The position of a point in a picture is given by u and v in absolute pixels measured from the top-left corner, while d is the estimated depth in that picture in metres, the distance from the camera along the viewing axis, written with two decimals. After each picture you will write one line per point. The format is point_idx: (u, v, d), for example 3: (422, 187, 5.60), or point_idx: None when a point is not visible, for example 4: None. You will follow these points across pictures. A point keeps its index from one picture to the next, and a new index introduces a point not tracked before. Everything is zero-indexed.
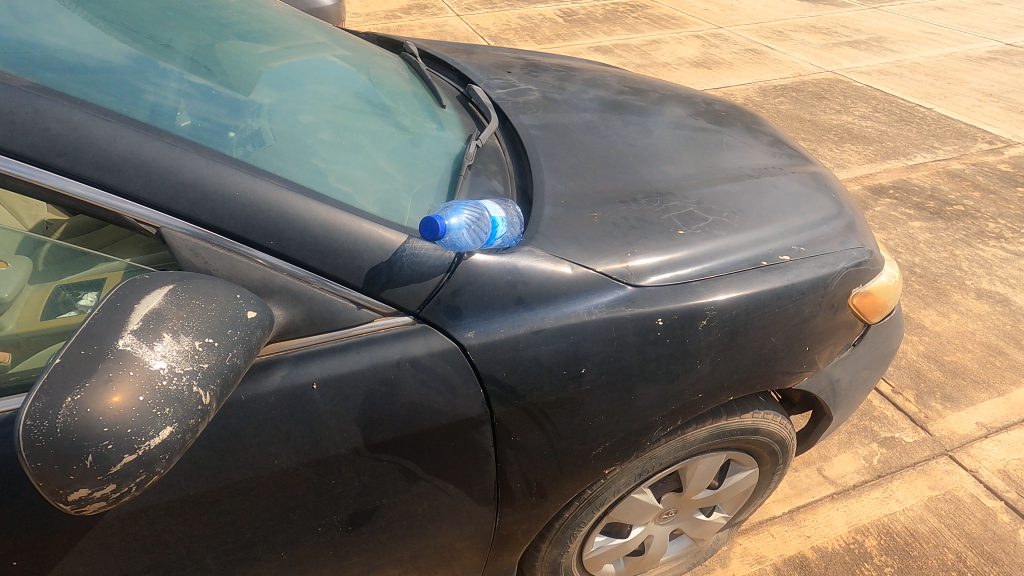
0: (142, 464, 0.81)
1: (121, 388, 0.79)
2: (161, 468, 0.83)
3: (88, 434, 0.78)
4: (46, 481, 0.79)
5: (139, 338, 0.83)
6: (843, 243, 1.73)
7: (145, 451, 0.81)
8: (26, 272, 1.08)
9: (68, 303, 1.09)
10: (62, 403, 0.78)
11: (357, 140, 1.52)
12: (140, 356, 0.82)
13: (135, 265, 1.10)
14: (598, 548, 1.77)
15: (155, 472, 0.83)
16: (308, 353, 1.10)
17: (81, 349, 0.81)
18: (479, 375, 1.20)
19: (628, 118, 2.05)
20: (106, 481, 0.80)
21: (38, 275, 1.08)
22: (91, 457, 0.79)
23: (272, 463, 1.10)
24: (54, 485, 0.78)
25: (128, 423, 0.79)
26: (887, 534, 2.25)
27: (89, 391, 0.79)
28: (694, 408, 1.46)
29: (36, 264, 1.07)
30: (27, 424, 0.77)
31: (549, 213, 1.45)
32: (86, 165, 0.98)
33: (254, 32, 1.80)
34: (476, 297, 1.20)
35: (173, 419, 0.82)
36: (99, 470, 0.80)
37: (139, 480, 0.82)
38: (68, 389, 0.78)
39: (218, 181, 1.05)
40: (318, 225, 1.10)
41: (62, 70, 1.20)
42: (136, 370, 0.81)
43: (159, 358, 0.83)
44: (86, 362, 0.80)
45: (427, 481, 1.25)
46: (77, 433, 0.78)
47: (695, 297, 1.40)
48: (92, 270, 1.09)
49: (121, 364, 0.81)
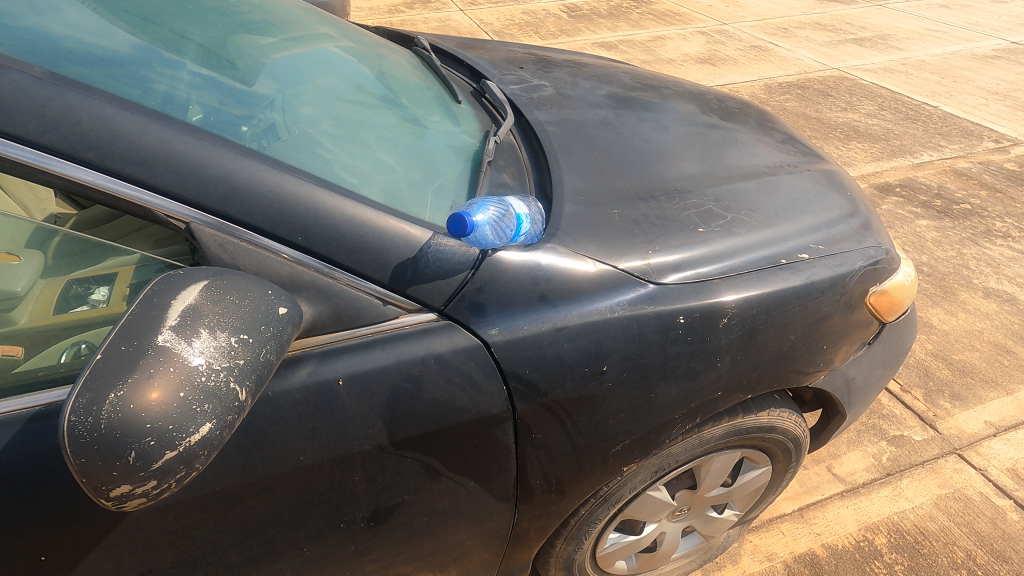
0: (182, 460, 0.81)
1: (162, 384, 0.79)
2: (201, 464, 0.83)
3: (130, 430, 0.78)
4: (89, 477, 0.78)
5: (177, 334, 0.83)
6: (860, 242, 1.72)
7: (185, 447, 0.81)
8: (37, 266, 1.06)
9: (81, 296, 1.08)
10: (105, 399, 0.78)
11: (375, 136, 1.52)
12: (179, 352, 0.82)
13: (148, 256, 1.10)
14: (612, 544, 1.78)
15: (195, 469, 0.83)
16: (334, 350, 1.10)
17: (121, 346, 0.80)
18: (503, 372, 1.20)
19: (642, 114, 2.04)
20: (148, 477, 0.80)
21: (49, 269, 1.06)
22: (134, 453, 0.78)
23: (297, 459, 1.09)
24: (96, 481, 0.78)
25: (170, 419, 0.79)
26: (897, 532, 2.25)
27: (131, 387, 0.78)
28: (713, 406, 1.46)
29: (47, 257, 1.06)
30: (70, 420, 0.77)
31: (569, 210, 1.44)
32: (117, 159, 0.98)
33: (268, 26, 1.80)
34: (500, 294, 1.19)
35: (212, 415, 0.82)
36: (141, 466, 0.79)
37: (178, 476, 0.82)
38: (111, 385, 0.78)
39: (248, 176, 1.05)
40: (345, 221, 1.10)
41: (83, 64, 1.19)
42: (176, 366, 0.81)
43: (197, 354, 0.83)
44: (127, 358, 0.80)
45: (449, 478, 1.25)
46: (120, 429, 0.77)
47: (715, 295, 1.39)
48: (105, 262, 1.08)
49: (161, 360, 0.80)
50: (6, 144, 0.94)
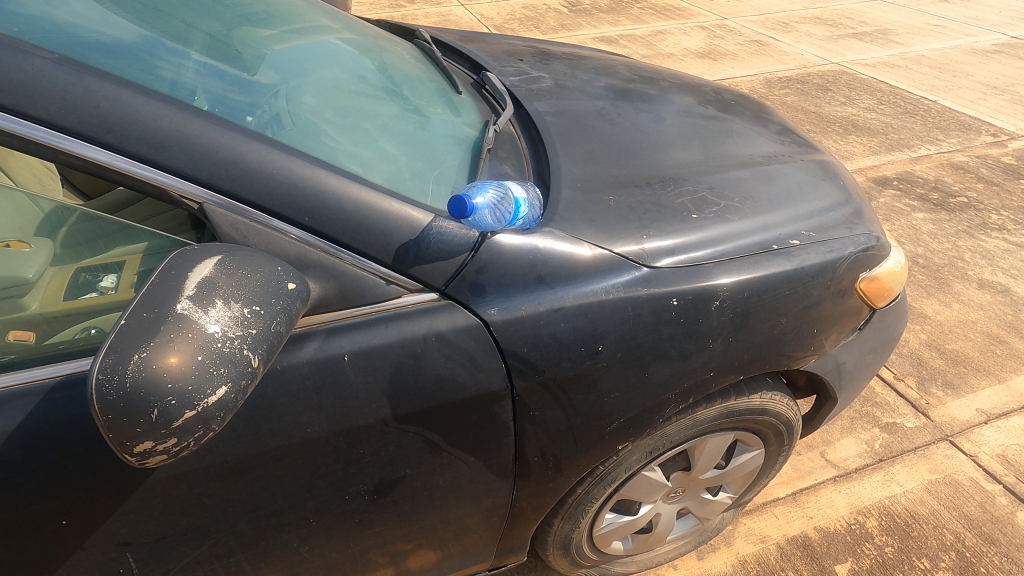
0: (200, 420, 0.85)
1: (181, 348, 0.84)
2: (217, 425, 0.87)
3: (153, 389, 0.82)
4: (115, 433, 0.83)
5: (195, 303, 0.87)
6: (851, 229, 1.76)
7: (203, 408, 0.85)
8: (48, 254, 1.12)
9: (89, 284, 1.12)
10: (129, 359, 0.82)
11: (376, 125, 1.56)
12: (197, 320, 0.86)
13: (155, 244, 1.14)
14: (608, 524, 1.83)
15: (212, 428, 0.87)
16: (340, 327, 1.15)
17: (143, 313, 0.85)
18: (502, 350, 1.24)
19: (639, 106, 2.08)
20: (169, 435, 0.84)
21: (59, 258, 1.12)
22: (156, 411, 0.83)
23: (304, 432, 1.14)
24: (121, 437, 0.83)
25: (189, 380, 0.84)
26: (888, 515, 2.31)
27: (153, 350, 0.83)
28: (705, 386, 1.51)
29: (56, 246, 1.12)
30: (98, 379, 0.82)
31: (567, 196, 1.49)
32: (134, 142, 1.02)
33: (273, 18, 1.84)
34: (499, 276, 1.24)
35: (227, 379, 0.87)
36: (162, 424, 0.84)
37: (197, 436, 0.86)
38: (134, 347, 0.83)
39: (257, 159, 1.09)
40: (350, 204, 1.14)
41: (93, 52, 1.24)
42: (194, 332, 0.85)
43: (213, 322, 0.87)
44: (149, 323, 0.84)
45: (450, 453, 1.29)
46: (143, 388, 0.82)
47: (708, 279, 1.44)
48: (113, 250, 1.13)
49: (180, 326, 0.85)
50: (29, 126, 0.99)
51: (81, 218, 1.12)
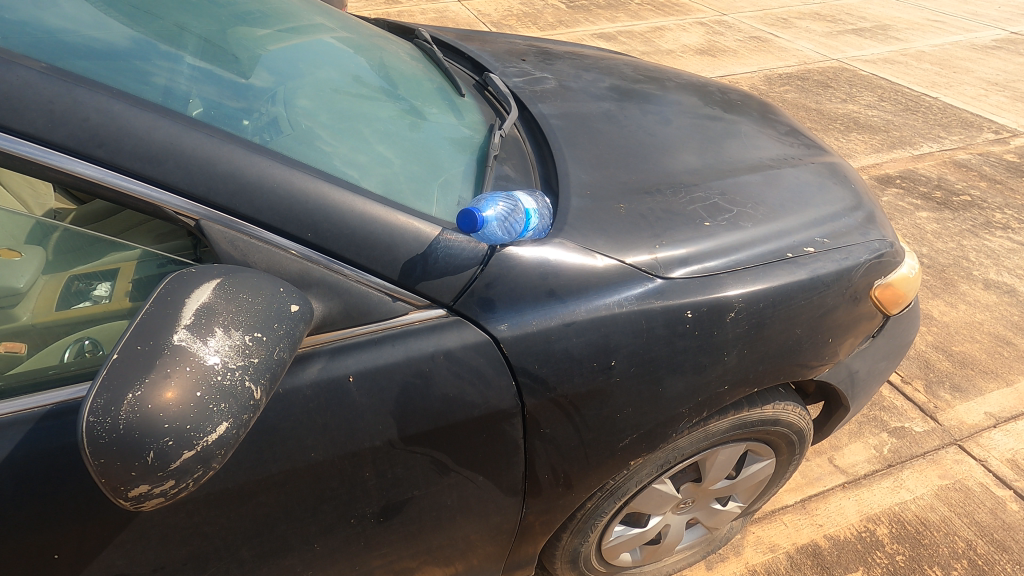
0: (199, 460, 0.81)
1: (178, 383, 0.79)
2: (218, 464, 0.83)
3: (149, 430, 0.78)
4: (108, 477, 0.78)
5: (192, 333, 0.82)
6: (864, 235, 1.72)
7: (203, 447, 0.81)
8: (40, 263, 1.06)
9: (82, 293, 1.07)
10: (123, 399, 0.77)
11: (376, 129, 1.51)
12: (195, 351, 0.81)
13: (150, 252, 1.09)
14: (617, 537, 1.79)
15: (212, 468, 0.82)
16: (344, 346, 1.10)
17: (137, 345, 0.80)
18: (513, 367, 1.19)
19: (645, 107, 2.04)
20: (166, 477, 0.80)
21: (49, 265, 1.06)
22: (152, 453, 0.78)
23: (308, 456, 1.09)
24: (115, 481, 0.78)
25: (187, 419, 0.79)
26: (899, 522, 2.27)
27: (148, 387, 0.78)
28: (720, 400, 1.46)
29: (47, 253, 1.06)
30: (89, 420, 0.77)
31: (576, 204, 1.43)
32: (126, 156, 0.97)
33: (269, 19, 1.78)
34: (510, 290, 1.19)
35: (228, 414, 0.82)
36: (159, 466, 0.79)
37: (196, 476, 0.82)
38: (128, 385, 0.78)
39: (257, 172, 1.04)
40: (355, 217, 1.09)
41: (82, 57, 1.18)
42: (192, 365, 0.80)
43: (213, 353, 0.82)
44: (143, 357, 0.79)
45: (458, 473, 1.25)
46: (138, 430, 0.77)
47: (723, 290, 1.39)
48: (105, 258, 1.07)
49: (177, 359, 0.80)
50: (15, 141, 0.93)
51: (71, 226, 1.07)
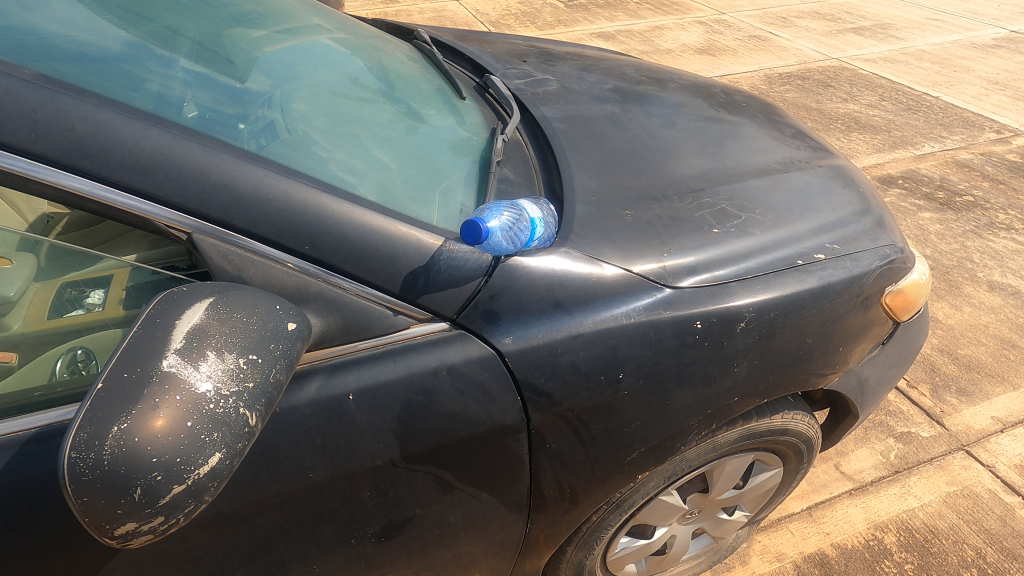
0: (190, 494, 0.77)
1: (167, 413, 0.75)
2: (210, 496, 0.79)
3: (136, 466, 0.74)
4: (92, 516, 0.74)
5: (183, 358, 0.78)
6: (874, 240, 1.69)
7: (193, 481, 0.77)
8: (31, 269, 1.01)
9: (75, 300, 1.03)
10: (107, 433, 0.74)
11: (375, 134, 1.47)
12: (185, 378, 0.78)
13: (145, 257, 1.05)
14: (622, 549, 1.75)
15: (204, 501, 0.79)
16: (344, 363, 1.06)
17: (124, 373, 0.76)
18: (518, 382, 1.16)
19: (649, 109, 2.00)
20: (154, 514, 0.76)
21: (42, 271, 1.01)
22: (140, 490, 0.75)
23: (306, 476, 1.05)
24: (100, 520, 0.74)
25: (176, 451, 0.76)
26: (906, 530, 2.24)
27: (134, 419, 0.74)
28: (729, 412, 1.43)
29: (38, 259, 1.01)
30: (70, 456, 0.73)
31: (582, 211, 1.39)
32: (114, 167, 0.93)
33: (265, 20, 1.73)
34: (515, 302, 1.15)
35: (221, 444, 0.79)
36: (147, 503, 0.76)
37: (187, 511, 0.78)
38: (113, 418, 0.74)
39: (252, 183, 1.00)
40: (354, 229, 1.05)
41: (70, 62, 1.14)
42: (182, 393, 0.77)
43: (205, 380, 0.79)
44: (130, 386, 0.76)
45: (461, 490, 1.21)
46: (124, 465, 0.74)
47: (732, 299, 1.35)
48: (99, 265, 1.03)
49: (166, 388, 0.76)
50: None
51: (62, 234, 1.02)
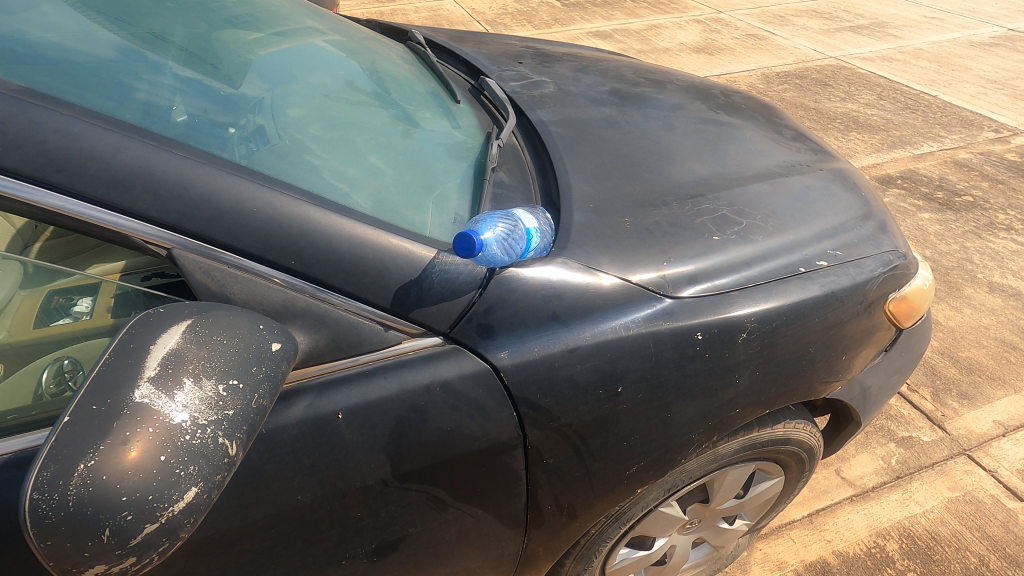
0: (165, 532, 0.75)
1: (139, 447, 0.73)
2: (186, 533, 0.77)
3: (105, 506, 0.71)
4: (57, 559, 0.72)
5: (157, 387, 0.76)
6: (877, 245, 1.65)
7: (167, 519, 0.74)
8: (16, 277, 0.97)
9: (62, 309, 0.99)
10: (73, 472, 0.71)
11: (368, 139, 1.42)
12: (159, 409, 0.75)
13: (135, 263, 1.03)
14: (621, 561, 1.71)
15: (179, 538, 0.76)
16: (333, 380, 1.02)
17: (92, 405, 0.73)
18: (514, 398, 1.12)
19: (648, 112, 1.96)
20: (125, 555, 0.74)
21: (27, 279, 0.97)
22: (108, 531, 0.72)
23: (294, 498, 1.02)
24: (66, 564, 0.72)
25: (149, 488, 0.73)
26: (909, 537, 2.21)
27: (103, 455, 0.72)
28: (731, 424, 1.39)
29: (25, 267, 0.97)
30: (33, 498, 0.70)
31: (580, 219, 1.36)
32: (89, 181, 0.89)
33: (255, 21, 1.69)
34: (510, 315, 1.11)
35: (198, 478, 0.76)
36: (117, 544, 0.73)
37: (161, 549, 0.76)
38: (80, 455, 0.71)
39: (236, 196, 0.96)
40: (343, 242, 1.02)
41: (47, 67, 1.10)
42: (156, 425, 0.74)
43: (180, 410, 0.76)
44: (100, 419, 0.73)
45: (456, 508, 1.17)
46: (91, 506, 0.71)
47: (734, 309, 1.32)
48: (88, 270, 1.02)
49: (138, 420, 0.74)
50: None
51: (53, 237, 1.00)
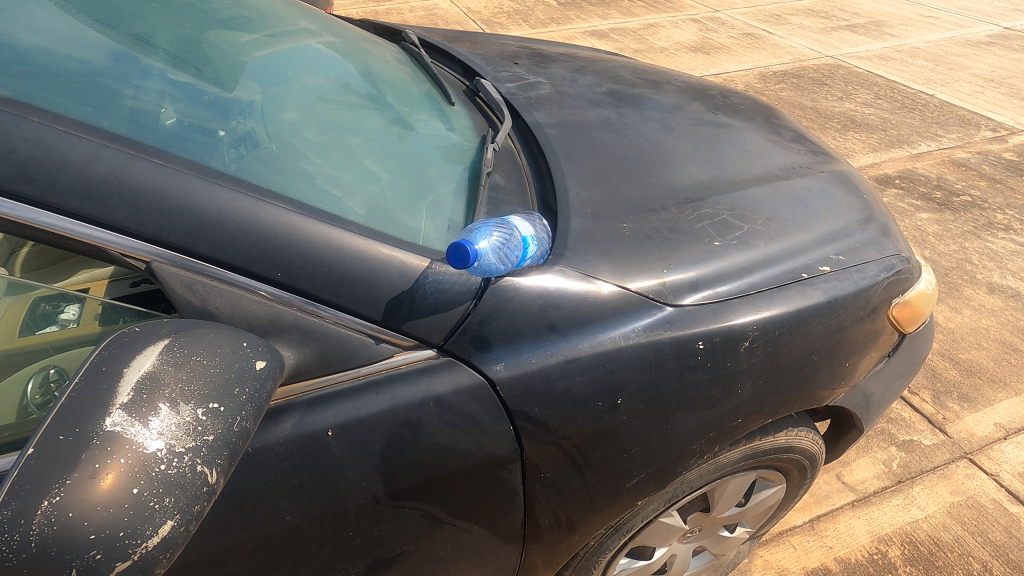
0: (138, 569, 0.72)
1: (110, 480, 0.70)
2: (162, 568, 0.74)
3: (70, 545, 0.68)
4: None
5: (130, 414, 0.73)
6: (880, 250, 1.62)
7: (141, 554, 0.71)
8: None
9: (48, 317, 0.96)
10: (36, 510, 0.68)
11: (362, 143, 1.39)
12: (132, 438, 0.72)
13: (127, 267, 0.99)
14: (621, 571, 1.67)
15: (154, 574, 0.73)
16: (322, 396, 0.99)
17: (60, 435, 0.70)
18: (510, 411, 1.09)
19: (646, 113, 1.93)
20: None
21: (12, 287, 0.93)
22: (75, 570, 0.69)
23: (283, 519, 0.98)
24: None
25: (119, 524, 0.70)
26: (911, 543, 2.19)
27: (70, 489, 0.69)
28: (733, 434, 1.36)
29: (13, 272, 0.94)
30: None
31: (577, 225, 1.32)
32: (62, 193, 0.86)
33: (246, 22, 1.65)
34: (506, 326, 1.08)
35: (174, 510, 0.73)
36: None
37: None
38: (44, 491, 0.68)
39: (218, 206, 0.93)
40: (332, 253, 0.98)
41: (24, 70, 1.06)
42: (129, 455, 0.71)
43: (155, 438, 0.73)
44: (66, 451, 0.70)
45: (452, 525, 1.14)
46: (56, 545, 0.68)
47: (736, 317, 1.29)
48: (76, 275, 0.97)
49: (109, 450, 0.71)
50: None
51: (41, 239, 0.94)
